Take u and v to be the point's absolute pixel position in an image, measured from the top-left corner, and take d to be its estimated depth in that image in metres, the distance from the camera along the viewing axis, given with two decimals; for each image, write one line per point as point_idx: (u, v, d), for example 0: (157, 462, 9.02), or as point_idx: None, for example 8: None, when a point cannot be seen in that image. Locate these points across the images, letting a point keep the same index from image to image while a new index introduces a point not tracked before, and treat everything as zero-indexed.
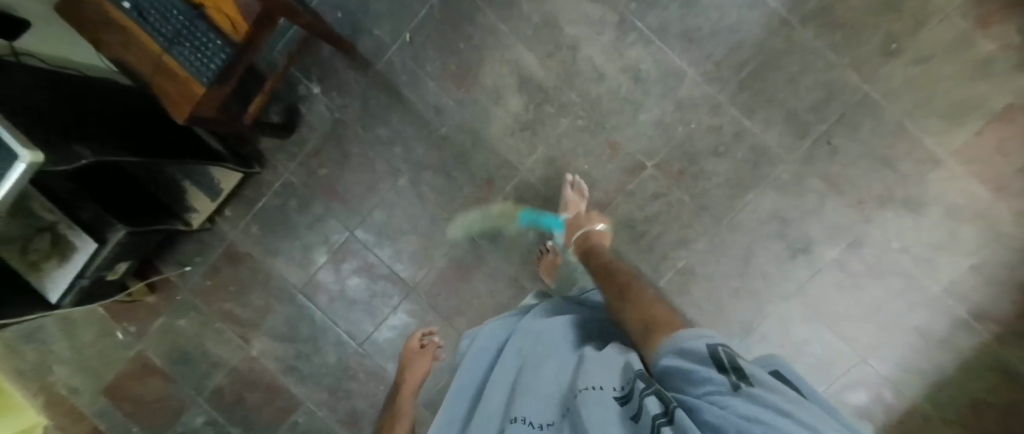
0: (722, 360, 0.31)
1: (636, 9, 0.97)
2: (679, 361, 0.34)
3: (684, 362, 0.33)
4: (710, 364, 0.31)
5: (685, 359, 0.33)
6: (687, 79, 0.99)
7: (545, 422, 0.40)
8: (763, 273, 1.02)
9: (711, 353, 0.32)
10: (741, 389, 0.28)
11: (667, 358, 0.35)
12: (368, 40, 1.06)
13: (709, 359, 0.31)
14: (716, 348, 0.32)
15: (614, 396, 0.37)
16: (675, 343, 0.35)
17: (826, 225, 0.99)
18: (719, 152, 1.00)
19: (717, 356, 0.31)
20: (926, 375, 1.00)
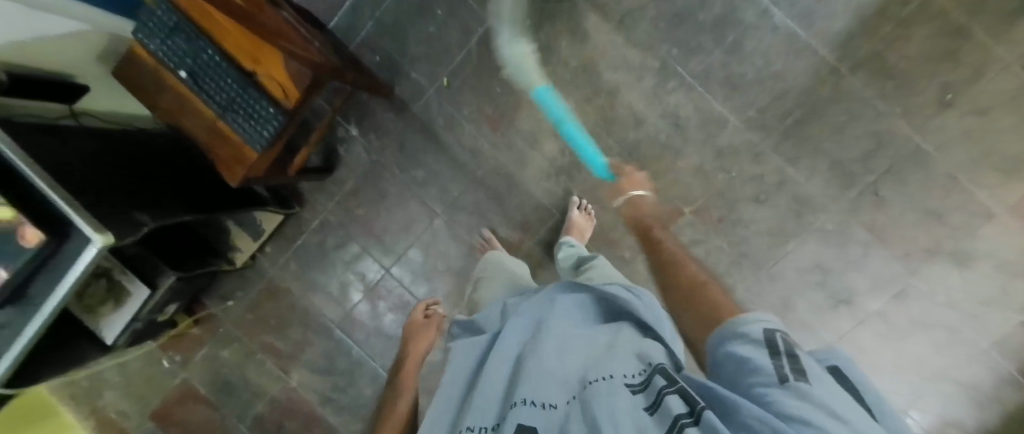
0: (779, 348, 0.28)
1: (677, 56, 0.96)
2: (733, 344, 0.31)
3: (736, 343, 0.30)
4: (763, 349, 0.28)
5: (736, 343, 0.30)
6: (728, 126, 0.97)
7: (550, 403, 0.32)
8: (802, 321, 1.01)
9: (767, 336, 0.29)
10: (791, 382, 0.25)
11: (724, 342, 0.32)
12: (406, 83, 1.07)
13: (763, 345, 0.29)
14: (773, 333, 0.30)
15: (630, 385, 0.31)
16: (733, 327, 0.32)
17: (870, 276, 0.97)
18: (760, 200, 0.98)
19: (772, 339, 0.29)
20: (968, 428, 0.99)
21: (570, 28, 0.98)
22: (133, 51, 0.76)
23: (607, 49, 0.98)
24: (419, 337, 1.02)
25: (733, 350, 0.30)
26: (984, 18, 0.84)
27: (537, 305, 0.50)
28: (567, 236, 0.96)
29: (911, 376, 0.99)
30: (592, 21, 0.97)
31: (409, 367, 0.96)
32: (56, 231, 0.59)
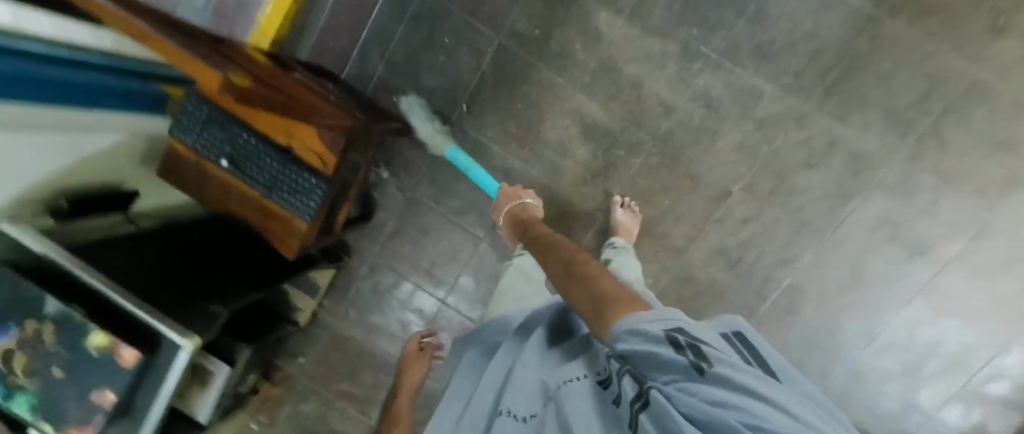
0: (678, 338, 0.24)
1: (699, 35, 0.92)
2: (628, 339, 0.26)
3: (635, 340, 0.25)
4: (662, 345, 0.24)
5: (631, 340, 0.25)
6: (765, 96, 0.93)
7: (528, 414, 0.37)
8: (877, 280, 0.97)
9: (665, 331, 0.24)
10: (709, 370, 0.21)
11: (620, 337, 0.26)
12: (426, 117, 1.07)
13: (659, 337, 0.24)
14: (672, 325, 0.25)
15: (594, 381, 0.33)
16: (627, 317, 0.27)
17: (943, 222, 0.92)
18: (811, 165, 0.94)
19: (672, 332, 0.24)
20: None
21: (581, 30, 0.97)
22: (171, 150, 0.78)
23: (623, 44, 0.96)
24: (413, 369, 1.03)
25: (631, 351, 0.25)
26: None
27: (528, 327, 0.54)
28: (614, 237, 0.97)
29: (1004, 314, 0.94)
30: (603, 19, 0.95)
31: (402, 400, 0.98)
32: (147, 344, 0.61)
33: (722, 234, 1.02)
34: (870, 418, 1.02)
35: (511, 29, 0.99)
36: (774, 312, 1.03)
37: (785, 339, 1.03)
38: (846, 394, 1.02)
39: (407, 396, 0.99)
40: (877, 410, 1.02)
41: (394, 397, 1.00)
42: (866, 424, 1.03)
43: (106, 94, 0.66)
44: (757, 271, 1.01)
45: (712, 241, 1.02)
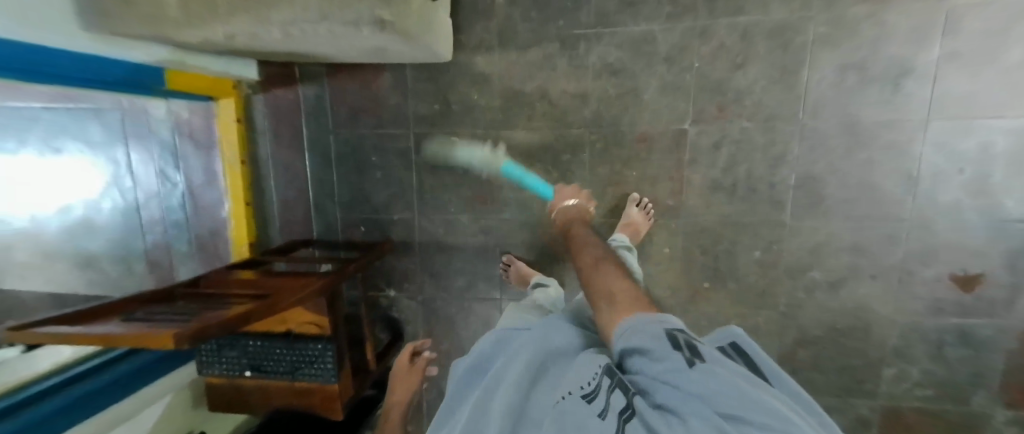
0: (679, 342, 0.37)
1: (567, 25, 0.97)
2: (637, 331, 0.39)
3: (644, 335, 0.38)
4: (673, 350, 0.36)
5: (647, 342, 0.38)
6: (657, 36, 0.94)
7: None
8: (881, 123, 0.88)
9: (669, 335, 0.38)
10: (696, 364, 0.34)
11: (629, 327, 0.40)
12: (396, 227, 1.13)
13: (669, 345, 0.37)
14: (674, 331, 0.38)
15: (582, 396, 0.40)
16: (638, 320, 0.40)
17: (903, 34, 0.85)
18: (739, 64, 0.92)
19: (674, 338, 0.37)
20: None
21: (472, 81, 1.03)
22: (208, 384, 0.87)
23: (512, 70, 1.01)
24: (401, 388, 1.03)
25: (641, 353, 0.38)
26: None
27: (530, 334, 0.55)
28: (619, 233, 0.96)
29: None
30: (484, 62, 1.01)
31: (393, 416, 0.98)
32: None
33: (705, 170, 0.98)
34: (972, 255, 0.89)
35: (417, 115, 1.06)
36: (803, 210, 0.95)
37: (832, 228, 0.94)
38: (930, 246, 0.91)
39: (399, 415, 0.98)
40: (974, 244, 0.89)
41: (386, 416, 0.98)
42: (971, 264, 0.90)
43: (146, 369, 0.81)
44: (758, 183, 0.95)
45: (699, 182, 0.98)
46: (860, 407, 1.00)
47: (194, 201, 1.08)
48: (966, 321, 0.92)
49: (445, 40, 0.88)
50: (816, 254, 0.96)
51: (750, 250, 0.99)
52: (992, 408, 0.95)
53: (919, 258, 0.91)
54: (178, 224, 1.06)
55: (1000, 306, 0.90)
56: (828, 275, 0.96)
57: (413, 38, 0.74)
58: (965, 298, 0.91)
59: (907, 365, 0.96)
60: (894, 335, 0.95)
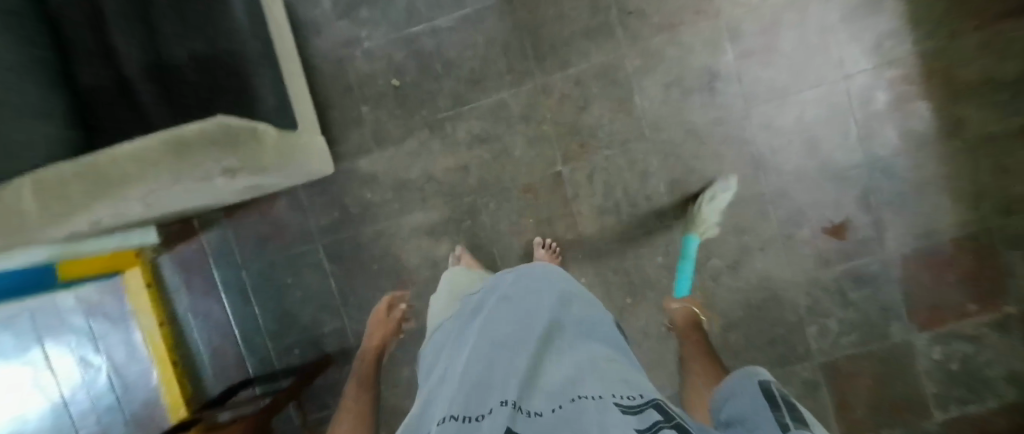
0: (777, 399, 0.33)
1: (429, 113, 1.06)
2: (752, 406, 0.35)
3: (752, 411, 0.34)
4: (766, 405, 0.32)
5: (746, 404, 0.36)
6: (508, 101, 1.05)
7: (538, 413, 0.28)
8: (714, 121, 1.00)
9: (767, 394, 0.35)
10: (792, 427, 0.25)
11: (751, 401, 0.36)
12: (329, 338, 1.13)
13: (762, 398, 0.34)
14: (771, 386, 0.36)
15: (621, 402, 0.27)
16: (746, 391, 0.39)
17: (699, 48, 0.98)
18: (583, 105, 1.03)
19: (779, 403, 0.31)
20: (895, 31, 0.94)
21: (360, 184, 1.09)
22: None
23: (394, 164, 1.08)
24: (356, 392, 0.90)
25: (744, 406, 0.36)
26: None
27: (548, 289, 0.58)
28: None
29: (821, 49, 0.96)
30: (365, 164, 1.08)
31: (367, 361, 0.97)
32: None
33: (589, 200, 1.06)
34: (832, 207, 0.99)
35: (321, 228, 1.11)
36: (682, 209, 1.04)
37: (711, 218, 1.03)
38: (796, 209, 1.00)
39: (368, 363, 0.96)
40: (830, 196, 0.99)
41: (363, 358, 0.98)
42: (836, 214, 0.99)
43: None
44: (637, 198, 1.05)
45: (589, 211, 1.07)
46: (803, 371, 1.04)
47: (121, 378, 1.08)
48: (854, 264, 1.00)
49: (317, 158, 0.97)
50: (708, 243, 1.04)
51: (653, 257, 1.06)
52: (912, 336, 1.00)
53: (791, 222, 1.01)
54: (112, 407, 1.08)
55: (876, 243, 0.99)
56: (725, 260, 1.04)
57: (271, 168, 0.81)
58: (844, 245, 1.00)
59: (824, 319, 1.02)
60: (801, 295, 1.02)
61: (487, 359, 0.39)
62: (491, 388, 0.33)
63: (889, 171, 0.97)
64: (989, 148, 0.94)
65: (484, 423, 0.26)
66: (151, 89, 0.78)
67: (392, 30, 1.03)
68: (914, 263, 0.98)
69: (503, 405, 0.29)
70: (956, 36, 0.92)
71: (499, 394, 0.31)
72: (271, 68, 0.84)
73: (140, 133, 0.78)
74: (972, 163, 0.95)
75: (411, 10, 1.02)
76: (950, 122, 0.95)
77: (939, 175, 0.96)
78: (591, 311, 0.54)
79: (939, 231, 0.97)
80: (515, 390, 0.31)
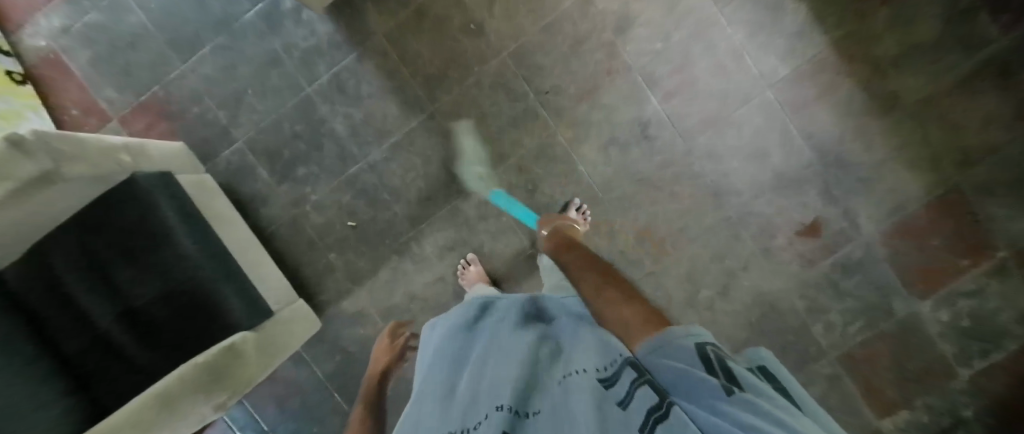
0: (712, 361, 0.31)
1: (390, 239, 1.07)
2: (672, 346, 0.34)
3: (672, 352, 0.33)
4: (701, 367, 0.30)
5: (675, 359, 0.32)
6: (459, 205, 1.06)
7: (535, 410, 0.30)
8: (660, 165, 1.01)
9: (701, 354, 0.32)
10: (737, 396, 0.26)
11: (669, 340, 0.34)
12: None
13: (697, 359, 0.31)
14: (705, 347, 0.32)
15: (599, 378, 0.31)
16: (662, 337, 0.35)
17: (622, 104, 0.99)
18: (532, 187, 1.04)
19: (706, 355, 0.32)
20: (802, 31, 0.94)
21: (349, 325, 1.10)
22: None
23: (374, 296, 1.09)
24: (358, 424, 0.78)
25: (669, 361, 0.32)
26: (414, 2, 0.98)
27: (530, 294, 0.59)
28: None
29: (739, 68, 0.96)
30: (348, 305, 1.09)
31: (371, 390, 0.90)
32: None
33: None
34: (800, 209, 0.99)
35: (326, 376, 1.12)
36: (657, 253, 1.04)
37: (688, 254, 1.03)
38: (766, 222, 1.00)
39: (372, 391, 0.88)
40: (794, 200, 0.99)
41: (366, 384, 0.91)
42: (805, 215, 0.99)
43: None
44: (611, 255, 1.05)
45: None
46: (822, 369, 1.04)
47: None
48: (838, 256, 1.00)
49: (299, 320, 0.98)
50: (693, 278, 1.04)
51: None
52: (916, 307, 0.99)
53: (765, 236, 1.01)
54: None
55: (853, 230, 0.99)
56: (716, 290, 1.03)
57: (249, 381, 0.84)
58: (823, 241, 1.00)
59: (826, 315, 1.02)
60: (797, 299, 1.02)
61: (476, 367, 0.39)
62: (482, 395, 0.33)
63: (842, 160, 0.97)
64: (932, 111, 0.94)
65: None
66: (125, 328, 0.79)
67: (332, 177, 1.05)
68: (895, 238, 0.98)
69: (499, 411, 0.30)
70: (863, 16, 0.92)
71: (491, 399, 0.32)
72: (221, 268, 0.86)
73: (121, 367, 0.78)
74: (919, 128, 0.94)
75: (343, 154, 1.04)
76: (887, 98, 0.94)
77: (892, 149, 0.96)
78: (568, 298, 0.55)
79: (909, 201, 0.96)
80: (508, 390, 0.32)
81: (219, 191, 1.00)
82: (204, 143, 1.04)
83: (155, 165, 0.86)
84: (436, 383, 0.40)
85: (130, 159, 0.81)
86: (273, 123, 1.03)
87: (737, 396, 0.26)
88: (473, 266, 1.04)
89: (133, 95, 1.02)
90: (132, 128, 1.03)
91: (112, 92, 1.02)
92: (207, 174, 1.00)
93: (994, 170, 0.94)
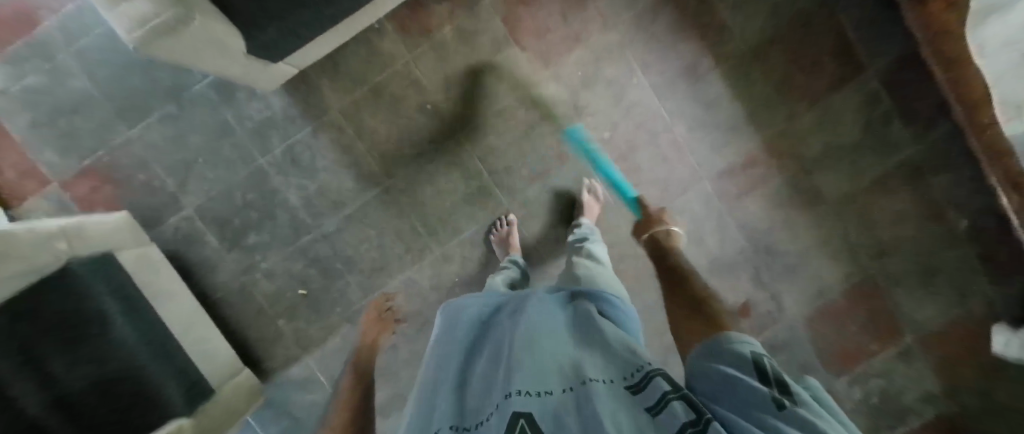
0: (766, 374, 0.30)
1: (343, 308, 1.08)
2: (729, 349, 0.34)
3: (727, 355, 0.34)
4: (753, 376, 0.30)
5: (724, 363, 0.33)
6: (412, 277, 1.07)
7: (546, 391, 0.31)
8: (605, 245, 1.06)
9: (756, 365, 0.32)
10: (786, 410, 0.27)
11: (726, 347, 0.35)
12: None
13: (750, 366, 0.31)
14: (761, 360, 0.32)
15: (625, 386, 0.31)
16: (716, 348, 0.36)
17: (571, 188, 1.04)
18: (484, 261, 1.07)
19: (760, 366, 0.31)
20: (737, 127, 1.01)
21: (297, 390, 1.11)
22: None
23: (325, 362, 1.10)
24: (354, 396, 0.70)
25: (722, 367, 0.33)
26: (371, 80, 1.00)
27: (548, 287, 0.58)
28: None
29: (680, 159, 1.02)
30: (297, 370, 1.10)
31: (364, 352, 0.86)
32: None
33: None
34: (732, 290, 1.06)
35: None
36: None
37: None
38: None
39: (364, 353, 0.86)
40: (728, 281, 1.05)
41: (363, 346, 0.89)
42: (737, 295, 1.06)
43: None
44: None
45: None
46: None
47: None
48: (766, 334, 1.07)
49: (242, 395, 1.01)
50: None
51: None
52: (835, 382, 1.07)
53: None
54: None
55: (779, 311, 1.06)
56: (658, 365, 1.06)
57: None
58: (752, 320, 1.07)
59: None
60: None
61: (497, 361, 0.40)
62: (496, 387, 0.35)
63: (771, 248, 1.04)
64: (850, 205, 1.02)
65: (497, 425, 0.29)
66: None
67: (284, 246, 1.05)
68: (816, 319, 1.06)
69: (512, 397, 0.31)
70: (792, 119, 1.00)
71: (504, 386, 0.33)
72: (160, 351, 0.85)
73: None
74: (840, 221, 1.02)
75: (297, 224, 1.04)
76: (811, 193, 1.02)
77: (815, 239, 1.03)
78: (589, 293, 0.54)
79: (829, 286, 1.04)
80: (522, 375, 0.33)
81: (163, 262, 0.99)
82: (151, 210, 1.02)
83: (92, 244, 0.85)
84: (453, 379, 0.41)
85: (66, 245, 0.79)
86: (224, 192, 1.02)
87: (787, 412, 0.26)
88: (510, 227, 1.02)
89: (75, 160, 1.00)
90: (73, 193, 1.00)
91: (52, 155, 0.99)
92: (150, 244, 0.99)
93: (906, 264, 1.02)
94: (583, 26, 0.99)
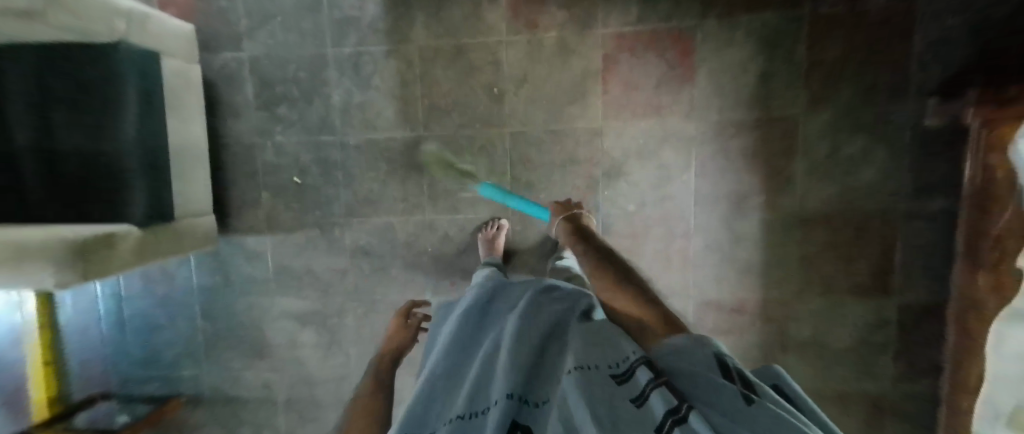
0: (729, 366, 0.31)
1: (322, 214, 1.11)
2: (687, 340, 0.35)
3: (688, 346, 0.34)
4: (719, 371, 0.30)
5: (687, 355, 0.33)
6: (394, 224, 1.10)
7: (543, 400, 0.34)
8: None
9: (719, 359, 0.32)
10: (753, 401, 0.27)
11: (683, 339, 0.36)
12: (188, 382, 1.20)
13: (712, 359, 0.32)
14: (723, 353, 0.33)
15: (611, 374, 0.33)
16: (677, 339, 0.36)
17: None
18: (462, 248, 1.09)
19: (723, 357, 0.32)
20: (750, 272, 1.00)
21: (245, 258, 1.14)
22: None
23: (281, 249, 1.13)
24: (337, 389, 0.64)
25: (684, 358, 0.33)
26: (460, 38, 1.00)
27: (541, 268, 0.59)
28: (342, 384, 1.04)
29: (682, 268, 1.02)
30: (254, 241, 1.13)
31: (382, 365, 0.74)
32: None
33: None
34: None
35: (201, 285, 1.16)
36: None
37: None
38: None
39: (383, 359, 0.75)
40: None
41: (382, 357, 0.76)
42: None
43: None
44: None
45: None
46: None
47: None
48: None
49: (195, 235, 1.01)
50: None
51: None
52: None
53: None
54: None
55: None
56: None
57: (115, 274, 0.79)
58: None
59: None
60: None
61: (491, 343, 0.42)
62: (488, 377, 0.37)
63: None
64: None
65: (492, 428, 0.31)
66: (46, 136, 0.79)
67: (304, 133, 1.08)
68: None
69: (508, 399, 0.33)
70: (801, 295, 0.99)
71: (496, 383, 0.35)
72: (149, 160, 0.87)
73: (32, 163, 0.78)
74: None
75: (326, 120, 1.07)
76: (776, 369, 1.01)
77: None
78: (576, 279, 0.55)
79: None
80: (515, 374, 0.35)
81: (198, 85, 1.01)
82: (214, 36, 1.05)
83: (147, 40, 0.85)
84: (450, 356, 0.42)
85: (124, 27, 0.80)
86: (282, 57, 1.05)
87: (755, 406, 0.26)
88: (498, 232, 1.03)
89: None
90: None
91: None
92: (196, 65, 1.01)
93: None
94: (669, 103, 0.98)
